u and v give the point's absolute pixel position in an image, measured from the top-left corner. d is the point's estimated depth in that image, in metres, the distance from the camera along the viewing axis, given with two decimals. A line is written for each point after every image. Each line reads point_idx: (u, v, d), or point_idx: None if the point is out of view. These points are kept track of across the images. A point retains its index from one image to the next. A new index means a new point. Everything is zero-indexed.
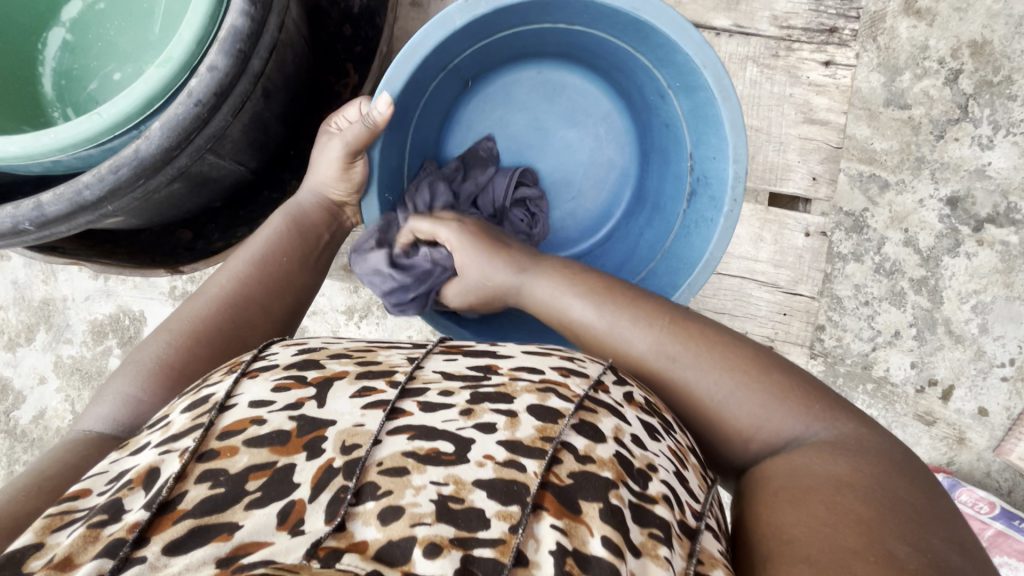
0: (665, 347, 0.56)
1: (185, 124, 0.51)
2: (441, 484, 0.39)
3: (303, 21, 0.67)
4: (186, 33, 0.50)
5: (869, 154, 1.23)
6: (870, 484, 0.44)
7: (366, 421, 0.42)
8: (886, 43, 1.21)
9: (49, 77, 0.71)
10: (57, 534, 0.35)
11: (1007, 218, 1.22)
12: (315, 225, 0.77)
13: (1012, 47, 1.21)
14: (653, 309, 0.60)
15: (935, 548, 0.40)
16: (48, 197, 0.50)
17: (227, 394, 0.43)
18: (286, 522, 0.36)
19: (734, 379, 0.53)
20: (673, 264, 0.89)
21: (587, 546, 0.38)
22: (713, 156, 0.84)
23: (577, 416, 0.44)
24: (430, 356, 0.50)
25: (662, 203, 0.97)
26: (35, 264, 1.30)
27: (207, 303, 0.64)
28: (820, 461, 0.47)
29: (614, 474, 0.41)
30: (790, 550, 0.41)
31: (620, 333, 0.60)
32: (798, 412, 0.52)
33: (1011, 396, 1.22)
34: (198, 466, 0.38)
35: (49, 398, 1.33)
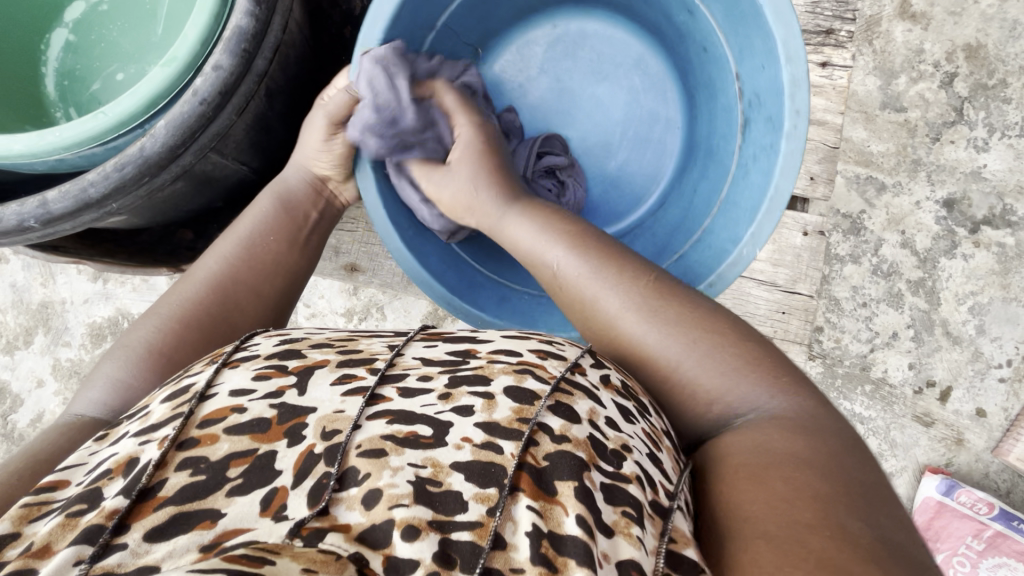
0: (637, 308, 0.55)
1: (190, 123, 0.51)
2: (419, 466, 0.39)
3: (306, 24, 0.68)
4: (191, 33, 0.51)
5: (865, 157, 1.24)
6: (828, 462, 0.44)
7: (345, 408, 0.42)
8: (882, 47, 1.23)
9: (52, 77, 0.71)
10: (36, 523, 0.36)
11: (1003, 220, 1.23)
12: (301, 205, 0.75)
13: (1007, 50, 1.22)
14: (629, 268, 0.59)
15: (883, 527, 0.40)
16: (53, 195, 0.50)
17: (207, 383, 0.43)
18: (269, 507, 0.37)
19: (703, 344, 0.52)
20: (733, 211, 0.83)
21: (563, 525, 0.38)
22: (761, 69, 0.78)
23: (554, 398, 0.43)
24: (411, 343, 0.50)
25: (716, 150, 0.92)
26: (35, 267, 1.30)
27: (196, 287, 0.63)
28: (780, 435, 0.46)
29: (587, 456, 0.41)
30: (750, 527, 0.40)
31: (598, 291, 0.58)
32: (763, 382, 0.50)
33: (1008, 397, 1.22)
34: (177, 454, 0.39)
35: (46, 402, 1.31)
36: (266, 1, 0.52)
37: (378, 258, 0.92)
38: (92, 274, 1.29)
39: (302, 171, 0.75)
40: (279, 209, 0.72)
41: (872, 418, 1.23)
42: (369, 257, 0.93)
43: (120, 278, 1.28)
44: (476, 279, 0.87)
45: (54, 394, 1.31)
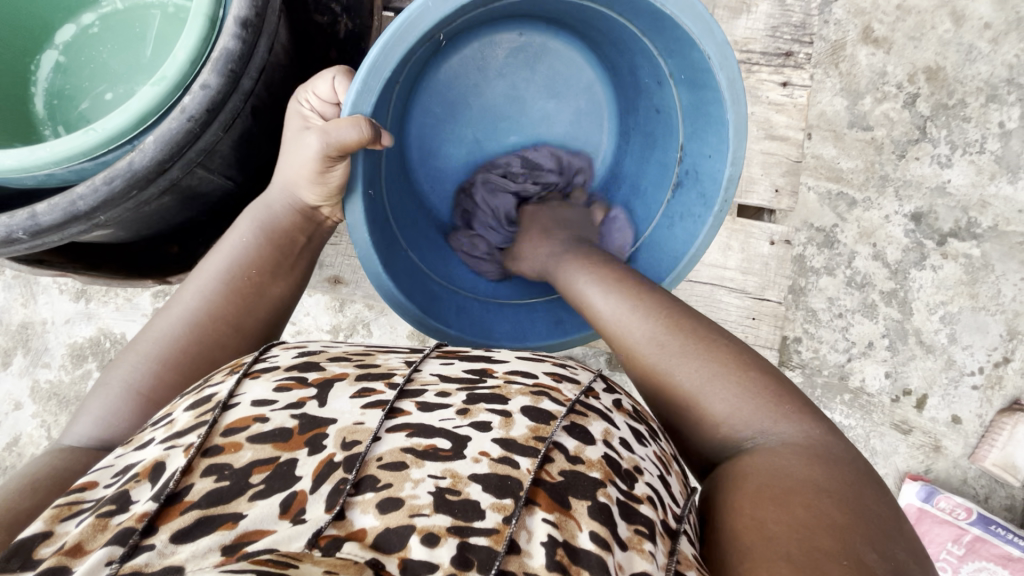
0: (658, 336, 0.59)
1: (178, 138, 0.53)
2: (439, 478, 0.40)
3: (290, 43, 0.70)
4: (180, 53, 0.53)
5: (836, 173, 1.29)
6: (847, 491, 0.45)
7: (365, 420, 0.43)
8: (848, 70, 1.29)
9: (41, 97, 0.73)
10: (66, 523, 0.37)
11: (969, 233, 1.28)
12: (288, 230, 0.72)
13: (964, 72, 1.29)
14: (662, 304, 0.64)
15: (899, 557, 0.41)
16: (41, 207, 0.51)
17: (229, 392, 0.44)
18: (288, 511, 0.38)
19: (708, 368, 0.55)
20: (656, 251, 0.94)
21: (577, 539, 0.39)
22: (710, 154, 0.85)
23: (570, 419, 0.45)
24: (427, 360, 0.52)
25: (642, 188, 1.00)
26: (15, 288, 1.29)
27: (174, 325, 0.62)
28: (794, 463, 0.47)
29: (601, 475, 0.42)
30: (764, 548, 0.41)
31: (628, 323, 0.64)
32: (777, 412, 0.52)
33: (982, 403, 1.26)
34: (202, 461, 0.39)
35: (23, 424, 1.29)
36: (252, 25, 0.55)
37: (361, 270, 0.94)
38: (74, 293, 1.28)
39: (287, 193, 0.71)
40: (263, 238, 0.70)
41: (852, 427, 1.26)
42: (352, 269, 0.95)
43: (103, 298, 1.28)
44: (436, 292, 0.91)
45: (32, 416, 1.29)
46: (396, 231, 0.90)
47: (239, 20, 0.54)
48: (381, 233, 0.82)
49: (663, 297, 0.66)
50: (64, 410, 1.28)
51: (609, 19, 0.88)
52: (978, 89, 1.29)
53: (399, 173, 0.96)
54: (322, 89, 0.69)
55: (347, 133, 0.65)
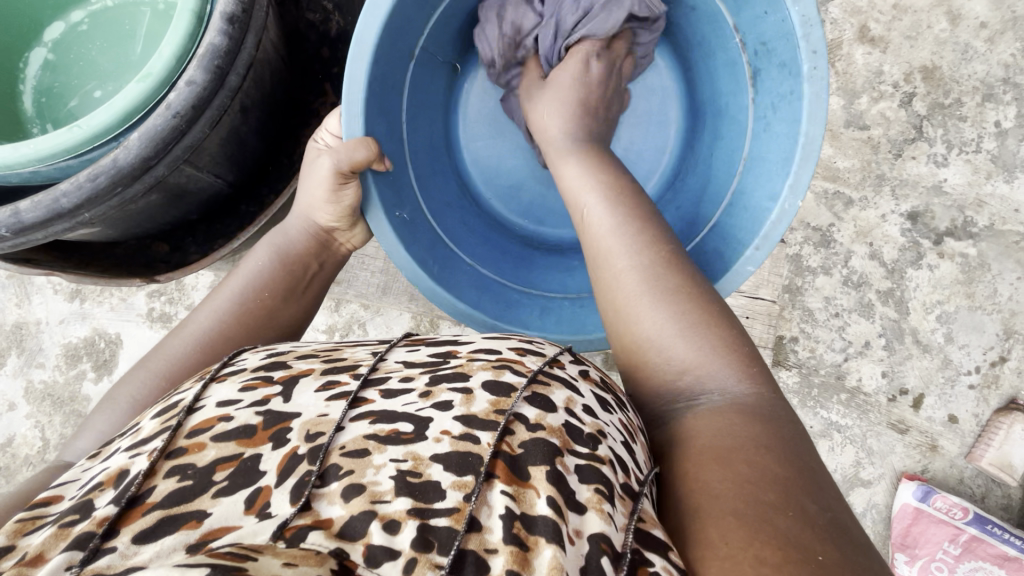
0: (640, 275, 0.58)
1: (163, 135, 0.52)
2: (400, 461, 0.40)
3: (281, 44, 0.70)
4: (165, 50, 0.52)
5: (832, 172, 1.29)
6: (785, 447, 0.45)
7: (329, 411, 0.43)
8: (844, 69, 1.29)
9: (29, 94, 0.73)
10: (29, 536, 0.36)
11: (965, 232, 1.28)
12: (302, 255, 0.74)
13: (960, 72, 1.29)
14: (644, 232, 0.61)
15: (834, 508, 0.42)
16: (25, 205, 0.51)
17: (195, 397, 0.44)
18: (253, 506, 0.38)
19: (677, 321, 0.54)
20: (764, 166, 0.85)
21: (534, 507, 0.38)
22: (768, 13, 0.79)
23: (530, 389, 0.45)
24: (394, 349, 0.52)
25: (724, 106, 0.94)
26: (9, 288, 1.28)
27: (186, 346, 0.61)
28: (738, 424, 0.47)
29: (561, 442, 0.42)
30: (715, 508, 0.41)
31: (611, 248, 0.61)
32: (730, 366, 0.52)
33: (978, 403, 1.26)
34: (166, 463, 0.39)
35: (17, 425, 1.28)
36: (239, 20, 0.54)
37: None
38: (69, 293, 1.28)
39: (302, 219, 0.74)
40: (277, 261, 0.71)
41: (849, 427, 1.26)
42: None
43: (98, 298, 1.27)
44: (512, 298, 0.89)
45: (26, 417, 1.28)
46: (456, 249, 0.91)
47: (226, 16, 0.53)
48: (422, 245, 0.83)
49: (645, 218, 0.64)
50: (58, 411, 1.28)
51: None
52: (974, 88, 1.29)
53: (456, 196, 0.99)
54: (331, 123, 0.74)
55: (357, 152, 0.70)
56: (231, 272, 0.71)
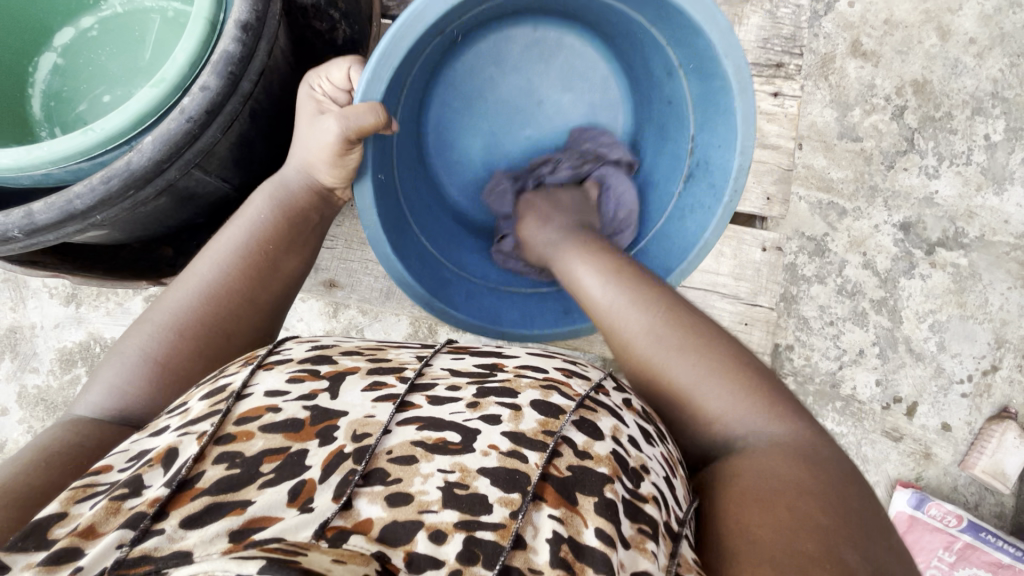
0: (658, 328, 0.58)
1: (177, 139, 0.53)
2: (448, 471, 0.40)
3: (291, 50, 0.71)
4: (180, 56, 0.53)
5: (826, 183, 1.31)
6: (832, 491, 0.45)
7: (376, 412, 0.44)
8: (837, 82, 1.32)
9: (38, 98, 0.73)
10: (81, 505, 0.37)
11: (956, 242, 1.30)
12: (303, 208, 0.72)
13: (950, 86, 1.32)
14: (650, 295, 0.62)
15: (880, 556, 0.42)
16: (38, 206, 0.51)
17: (244, 383, 0.44)
18: (295, 500, 0.38)
19: (706, 370, 0.54)
20: (666, 243, 0.92)
21: (582, 535, 0.39)
22: (719, 145, 0.85)
23: (578, 414, 0.46)
24: (438, 355, 0.53)
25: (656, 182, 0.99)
26: (4, 292, 1.27)
27: (190, 296, 0.62)
28: (779, 465, 0.47)
29: (609, 470, 0.43)
30: (757, 550, 0.41)
31: (630, 311, 0.61)
32: (763, 411, 0.52)
33: (971, 411, 1.27)
34: (214, 449, 0.40)
35: (9, 430, 1.27)
36: (253, 28, 0.55)
37: (356, 274, 0.94)
38: (65, 297, 1.27)
39: (304, 174, 0.72)
40: (280, 214, 0.69)
41: (844, 434, 1.27)
42: (347, 273, 0.95)
43: (94, 302, 1.27)
44: (447, 277, 0.91)
45: (18, 421, 1.27)
46: (410, 219, 0.92)
47: (240, 24, 0.54)
48: (389, 214, 0.83)
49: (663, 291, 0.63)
50: (51, 416, 1.27)
51: (619, 13, 0.91)
52: (963, 102, 1.32)
53: (414, 162, 0.97)
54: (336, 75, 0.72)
55: (364, 119, 0.67)
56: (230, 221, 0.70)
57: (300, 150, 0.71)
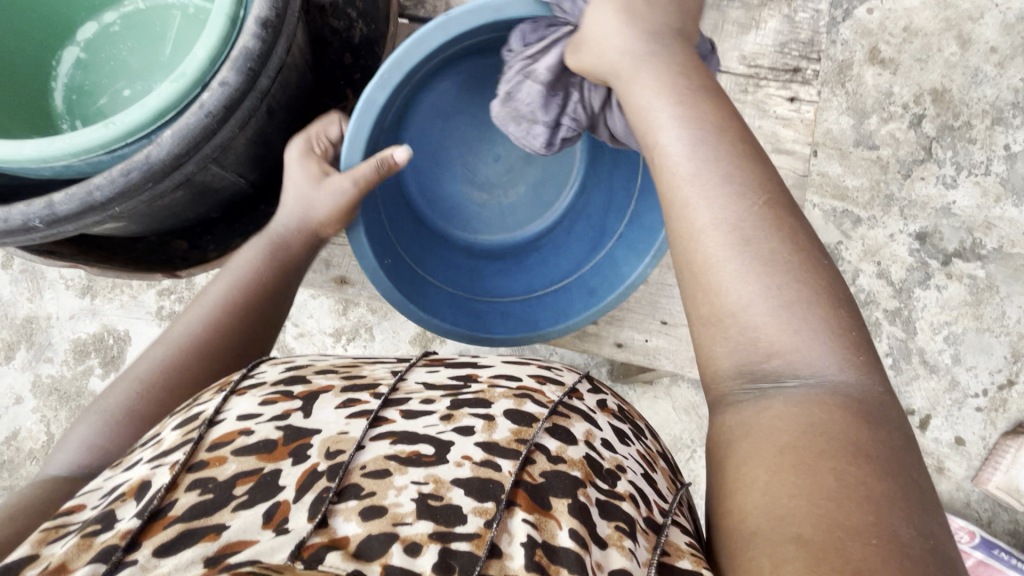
0: (741, 225, 0.48)
1: (196, 133, 0.54)
2: (422, 484, 0.41)
3: (308, 48, 0.72)
4: (200, 52, 0.54)
5: (841, 191, 1.29)
6: (893, 462, 0.41)
7: (350, 429, 0.44)
8: (854, 89, 1.30)
9: (60, 91, 0.75)
10: (52, 545, 0.36)
11: (973, 254, 1.28)
12: (291, 257, 0.74)
13: (970, 95, 1.30)
14: (742, 175, 0.50)
15: (935, 531, 0.38)
16: (59, 197, 0.52)
17: (215, 410, 0.44)
18: (271, 520, 0.38)
19: (785, 296, 0.46)
20: (652, 196, 0.86)
21: (557, 538, 0.39)
22: None
23: (551, 421, 0.47)
24: (414, 369, 0.54)
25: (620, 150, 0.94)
26: (22, 282, 1.29)
27: (179, 351, 0.62)
28: (838, 424, 0.42)
29: (582, 474, 0.43)
30: (782, 525, 0.38)
31: (692, 194, 0.50)
32: (837, 345, 0.45)
33: (986, 425, 1.25)
34: (187, 477, 0.39)
35: (23, 418, 1.29)
36: (272, 25, 0.56)
37: None
38: (80, 289, 1.29)
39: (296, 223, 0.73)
40: (268, 265, 0.71)
41: None
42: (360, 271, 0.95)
43: (109, 294, 1.29)
44: (476, 308, 0.92)
45: (32, 410, 1.29)
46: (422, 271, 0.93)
47: (260, 20, 0.55)
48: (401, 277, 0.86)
49: (736, 150, 0.51)
50: (64, 406, 1.28)
51: None
52: (983, 111, 1.30)
53: (409, 225, 0.98)
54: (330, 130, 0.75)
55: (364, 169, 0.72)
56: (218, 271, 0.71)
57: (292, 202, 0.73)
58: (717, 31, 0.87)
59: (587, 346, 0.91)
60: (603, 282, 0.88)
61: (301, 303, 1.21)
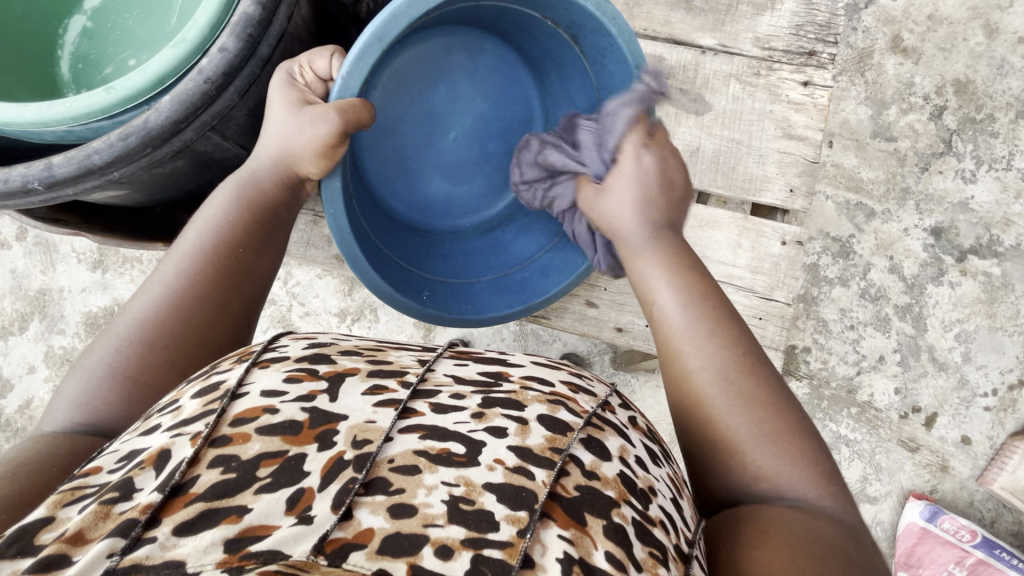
0: (727, 371, 0.55)
1: (194, 100, 0.54)
2: (452, 485, 0.41)
3: (312, 21, 0.70)
4: (201, 18, 0.54)
5: (856, 183, 1.27)
6: (869, 560, 0.47)
7: (377, 418, 0.43)
8: (874, 79, 1.27)
9: (66, 60, 0.75)
10: (68, 509, 0.37)
11: (990, 251, 1.25)
12: (272, 204, 0.68)
13: (994, 87, 1.26)
14: (723, 327, 0.58)
15: None
16: (58, 159, 0.53)
17: (238, 382, 0.43)
18: (294, 508, 0.38)
19: (775, 432, 0.53)
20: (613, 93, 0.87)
21: (592, 557, 0.39)
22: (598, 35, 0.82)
23: (587, 432, 0.47)
24: (442, 360, 0.52)
25: (558, 57, 0.93)
26: (36, 254, 1.32)
27: (157, 306, 0.59)
28: (823, 524, 0.48)
29: (616, 493, 0.44)
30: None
31: (689, 346, 0.57)
32: (808, 464, 0.52)
33: (993, 425, 1.23)
34: (209, 452, 0.39)
35: (35, 388, 1.32)
36: None
37: None
38: (92, 263, 1.31)
39: (273, 163, 0.68)
40: (247, 212, 0.66)
41: (858, 441, 1.24)
42: None
43: (120, 269, 1.31)
44: (522, 278, 0.95)
45: (44, 380, 1.32)
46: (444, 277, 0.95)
47: None
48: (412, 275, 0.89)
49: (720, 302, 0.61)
50: None
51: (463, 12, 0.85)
52: (1008, 104, 1.26)
53: (414, 237, 0.98)
54: (319, 63, 0.69)
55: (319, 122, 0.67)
56: (192, 219, 0.66)
57: (274, 136, 0.68)
58: (731, 12, 0.85)
59: (588, 330, 0.91)
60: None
61: (307, 282, 1.22)
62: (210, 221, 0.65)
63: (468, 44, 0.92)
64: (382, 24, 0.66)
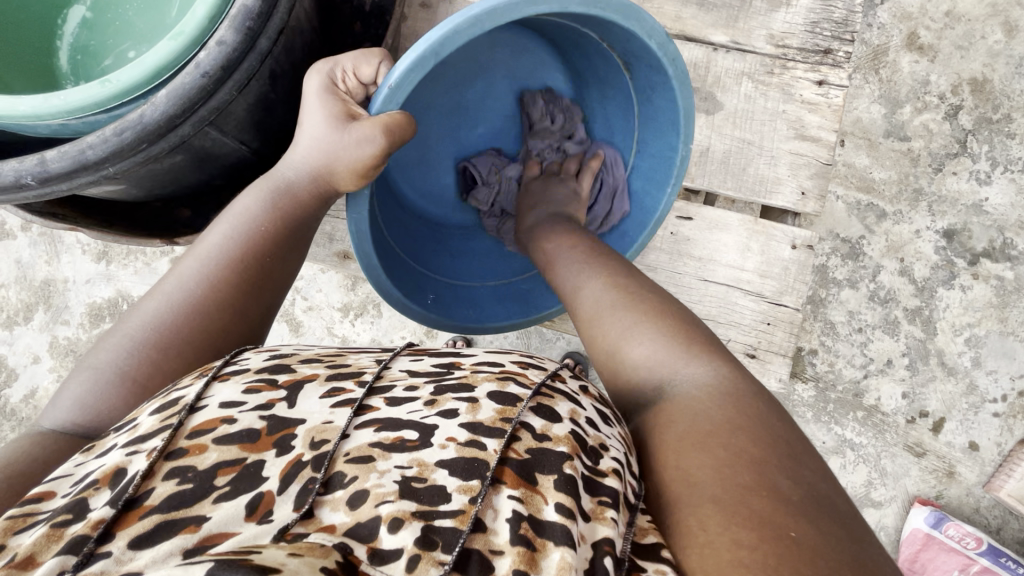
0: (623, 323, 0.61)
1: (191, 94, 0.53)
2: (406, 467, 0.41)
3: (315, 13, 0.69)
4: (200, 9, 0.53)
5: (867, 183, 1.24)
6: (761, 429, 0.48)
7: (334, 418, 0.44)
8: (888, 76, 1.24)
9: (65, 51, 0.74)
10: (20, 535, 0.36)
11: (1003, 254, 1.23)
12: (298, 209, 0.68)
13: (1012, 86, 1.23)
14: (618, 287, 0.67)
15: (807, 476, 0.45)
16: (53, 155, 0.52)
17: (197, 396, 0.44)
18: (254, 513, 0.39)
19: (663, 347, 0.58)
20: (653, 123, 0.86)
21: (541, 511, 0.40)
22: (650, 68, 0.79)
23: (536, 400, 0.46)
24: (398, 357, 0.53)
25: (606, 78, 0.90)
26: (40, 245, 1.32)
27: (176, 312, 0.58)
28: (709, 407, 0.51)
29: (569, 448, 0.43)
30: (692, 491, 0.44)
31: (599, 317, 0.64)
32: (697, 359, 0.56)
33: (1002, 432, 1.21)
34: (165, 465, 0.40)
35: (40, 378, 1.32)
36: None
37: None
38: (96, 254, 1.31)
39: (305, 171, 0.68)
40: (271, 217, 0.66)
41: (863, 445, 1.22)
42: None
43: (123, 260, 1.30)
44: (527, 288, 0.94)
45: (48, 370, 1.32)
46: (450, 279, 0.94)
47: None
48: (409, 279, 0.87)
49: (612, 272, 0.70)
50: None
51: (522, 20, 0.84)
52: None
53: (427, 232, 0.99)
54: (364, 70, 0.69)
55: (367, 143, 0.65)
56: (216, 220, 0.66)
57: (314, 150, 0.67)
58: (745, 8, 0.83)
59: None
60: (632, 220, 0.89)
61: (310, 276, 1.20)
62: (234, 223, 0.65)
63: (517, 45, 0.93)
64: (439, 41, 0.63)
